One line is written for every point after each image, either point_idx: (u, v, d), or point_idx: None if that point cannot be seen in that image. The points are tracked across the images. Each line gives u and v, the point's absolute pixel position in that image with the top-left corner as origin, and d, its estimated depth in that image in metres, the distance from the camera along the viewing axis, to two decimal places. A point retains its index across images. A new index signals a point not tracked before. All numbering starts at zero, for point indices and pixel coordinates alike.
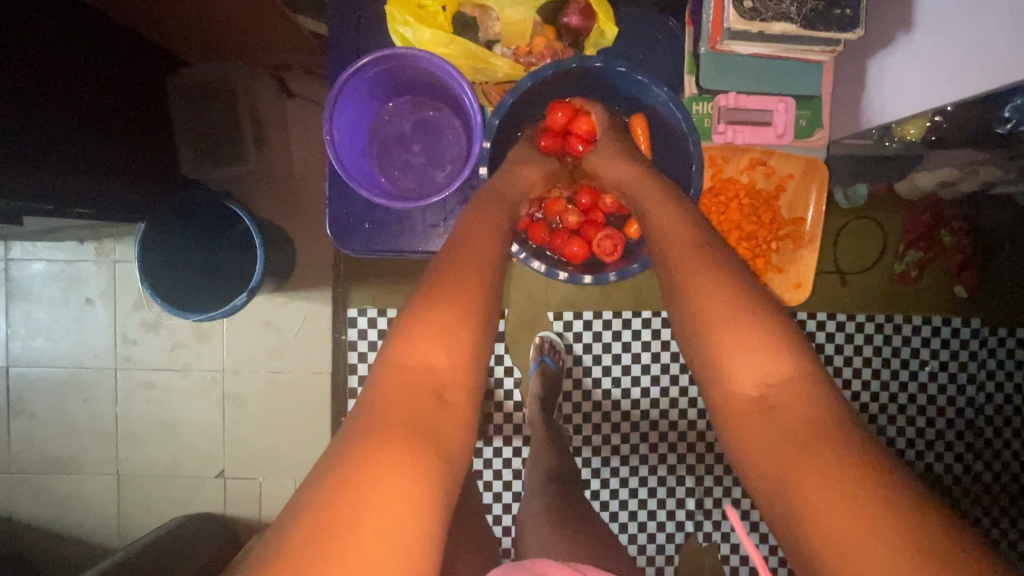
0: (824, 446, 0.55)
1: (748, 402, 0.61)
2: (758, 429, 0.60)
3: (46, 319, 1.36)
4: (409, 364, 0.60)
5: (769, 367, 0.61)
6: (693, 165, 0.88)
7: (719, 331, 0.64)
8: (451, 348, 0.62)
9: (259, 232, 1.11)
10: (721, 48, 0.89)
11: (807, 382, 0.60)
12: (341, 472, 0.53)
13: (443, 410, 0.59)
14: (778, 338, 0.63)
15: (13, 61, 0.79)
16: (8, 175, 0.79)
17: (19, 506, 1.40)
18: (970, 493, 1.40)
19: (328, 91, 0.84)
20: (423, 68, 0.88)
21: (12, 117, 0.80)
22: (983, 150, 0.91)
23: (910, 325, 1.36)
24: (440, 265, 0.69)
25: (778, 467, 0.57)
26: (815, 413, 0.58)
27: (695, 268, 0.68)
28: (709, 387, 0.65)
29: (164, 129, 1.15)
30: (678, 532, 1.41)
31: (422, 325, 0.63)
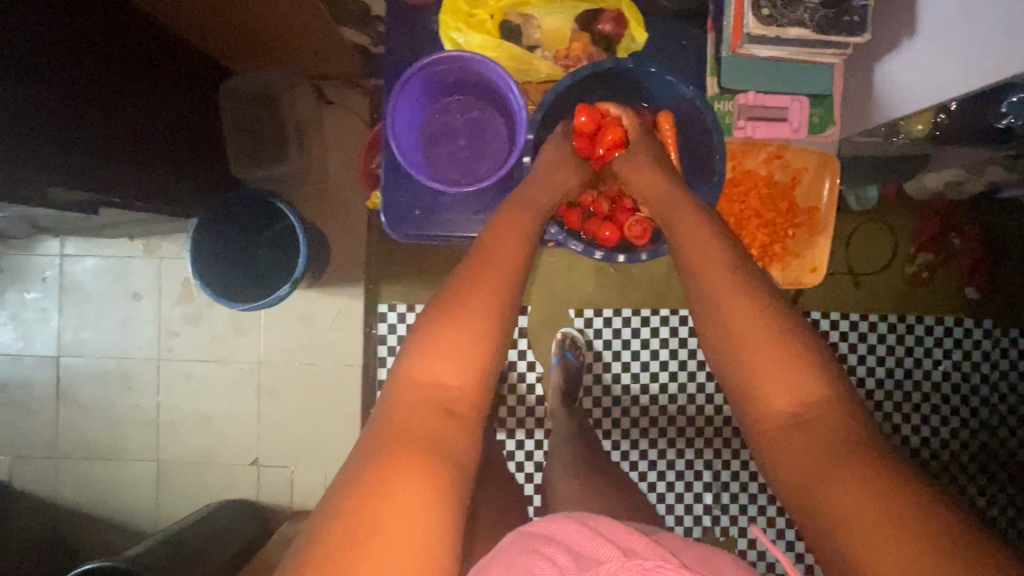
0: (855, 467, 0.57)
1: (781, 420, 0.63)
2: (791, 449, 0.61)
3: (95, 312, 1.45)
4: (422, 382, 0.65)
5: (797, 388, 0.63)
6: (716, 154, 0.95)
7: (749, 354, 0.66)
8: (461, 363, 0.66)
9: (302, 228, 1.19)
10: (741, 51, 0.97)
11: (836, 404, 0.62)
12: (359, 483, 0.57)
13: (454, 422, 0.64)
14: (811, 362, 0.64)
15: (87, 66, 0.89)
16: (81, 166, 0.88)
17: (63, 491, 1.46)
18: (987, 493, 1.41)
19: (392, 88, 0.92)
20: (473, 69, 0.97)
21: (85, 115, 0.88)
22: (989, 149, 0.97)
23: (923, 325, 1.40)
24: (454, 281, 0.71)
25: (812, 484, 0.58)
26: (845, 431, 0.60)
27: (723, 290, 0.70)
28: (740, 405, 0.67)
29: (215, 132, 1.24)
30: (696, 526, 1.43)
31: (435, 344, 0.66)
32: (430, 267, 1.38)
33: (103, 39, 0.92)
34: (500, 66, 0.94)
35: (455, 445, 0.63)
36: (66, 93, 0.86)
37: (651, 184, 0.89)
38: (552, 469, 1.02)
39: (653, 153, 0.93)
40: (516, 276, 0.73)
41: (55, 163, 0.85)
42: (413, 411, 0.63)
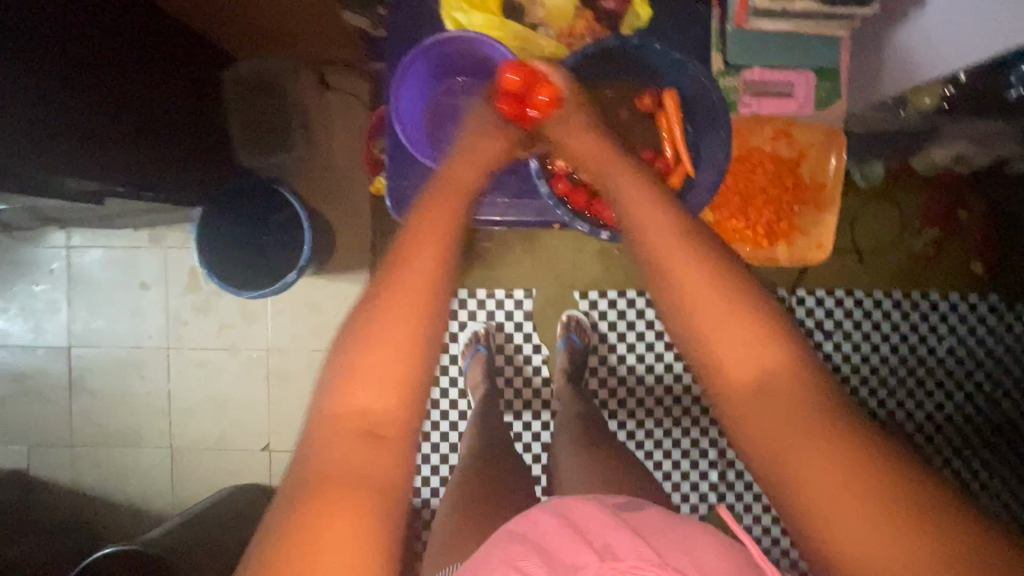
0: (820, 434, 0.54)
1: (745, 389, 0.58)
2: (756, 420, 0.57)
3: (105, 302, 1.46)
4: (346, 407, 0.56)
5: (759, 355, 0.59)
6: (722, 131, 0.96)
7: (709, 322, 0.61)
8: (386, 370, 0.57)
9: (307, 215, 1.19)
10: (746, 25, 0.97)
11: (796, 367, 0.58)
12: (284, 529, 0.49)
13: (385, 446, 0.55)
14: (771, 329, 0.60)
15: (89, 53, 0.88)
16: (88, 155, 0.88)
17: (79, 478, 1.49)
18: (992, 467, 1.41)
19: (397, 65, 0.94)
20: (480, 52, 0.96)
21: (90, 102, 0.88)
22: (997, 121, 0.96)
23: (929, 301, 1.40)
24: (375, 283, 0.61)
25: (779, 456, 0.55)
26: (809, 395, 0.57)
27: (677, 257, 0.65)
28: (702, 374, 0.62)
29: (220, 119, 1.23)
30: (702, 504, 1.45)
31: (358, 362, 0.57)
32: None
33: (105, 26, 0.91)
34: (506, 47, 0.93)
35: (386, 468, 0.54)
36: (67, 80, 0.85)
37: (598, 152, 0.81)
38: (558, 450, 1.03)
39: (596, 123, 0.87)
40: (445, 271, 0.63)
41: (60, 151, 0.84)
42: (339, 437, 0.55)
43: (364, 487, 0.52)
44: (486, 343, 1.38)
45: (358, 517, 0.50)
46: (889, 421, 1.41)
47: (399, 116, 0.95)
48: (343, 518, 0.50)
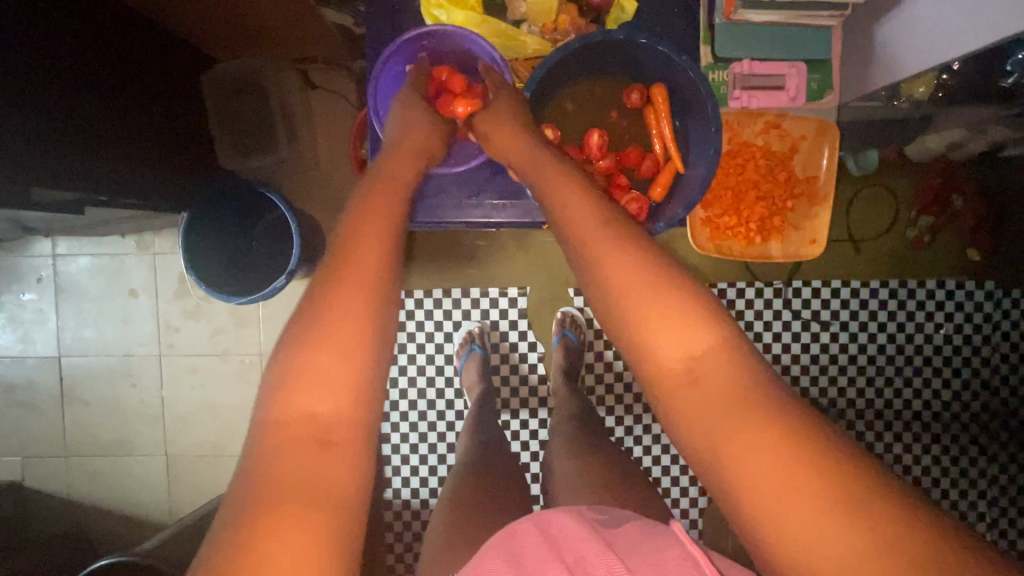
0: (752, 419, 0.52)
1: (679, 379, 0.55)
2: (692, 411, 0.55)
3: (93, 311, 1.44)
4: (290, 417, 0.53)
5: (688, 341, 0.56)
6: (711, 126, 0.92)
7: (640, 312, 0.57)
8: (332, 377, 0.54)
9: (294, 218, 1.17)
10: (734, 17, 0.95)
11: (727, 348, 0.56)
12: (239, 550, 0.47)
13: (338, 453, 0.53)
14: (703, 313, 0.57)
15: (61, 59, 0.86)
16: (61, 165, 0.86)
17: (75, 488, 1.48)
18: (988, 452, 1.42)
19: (374, 65, 0.91)
20: (459, 46, 0.93)
21: (63, 110, 0.86)
22: (991, 107, 0.94)
23: (925, 289, 1.39)
24: (315, 284, 0.58)
25: (718, 446, 0.53)
26: (740, 378, 0.54)
27: (604, 243, 0.61)
28: (635, 366, 0.59)
29: (201, 123, 1.21)
30: (701, 497, 1.45)
31: (297, 371, 0.54)
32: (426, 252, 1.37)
33: (81, 31, 0.89)
34: (485, 41, 0.90)
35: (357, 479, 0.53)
36: (41, 88, 0.82)
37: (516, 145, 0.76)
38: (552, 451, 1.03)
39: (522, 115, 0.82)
40: (388, 270, 0.60)
41: (33, 164, 0.82)
42: (290, 450, 0.52)
43: (321, 498, 0.50)
44: (480, 342, 1.35)
45: (309, 539, 0.48)
46: (886, 409, 1.42)
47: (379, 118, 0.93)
48: (297, 536, 0.48)
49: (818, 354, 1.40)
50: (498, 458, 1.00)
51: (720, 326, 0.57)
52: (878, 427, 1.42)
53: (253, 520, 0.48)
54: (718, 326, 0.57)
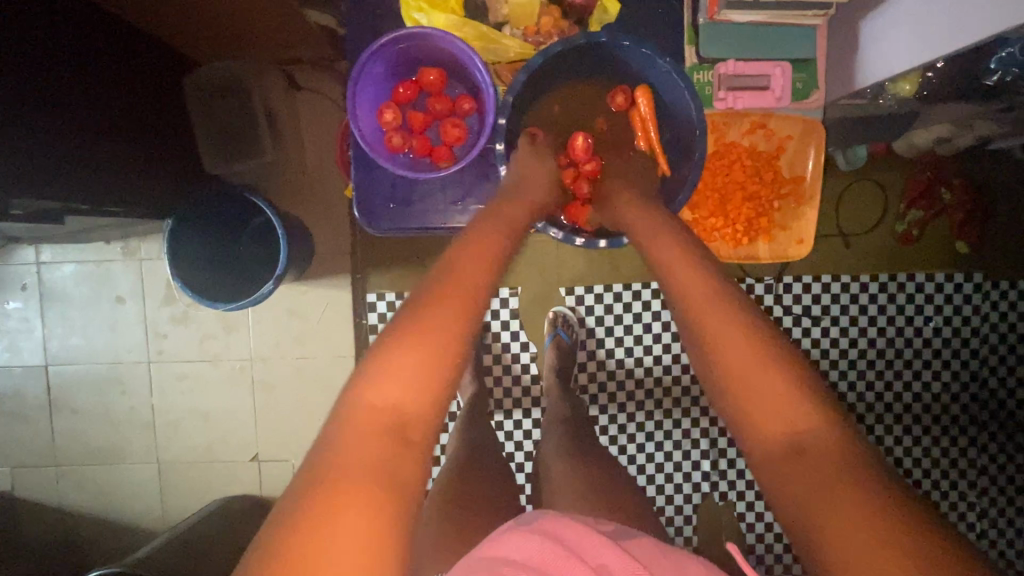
0: (855, 496, 0.52)
1: (778, 445, 0.58)
2: (793, 482, 0.56)
3: (80, 318, 1.42)
4: (367, 408, 0.56)
5: (795, 416, 0.58)
6: (698, 130, 0.93)
7: (744, 376, 0.62)
8: (418, 382, 0.58)
9: (281, 223, 1.16)
10: (719, 18, 0.94)
11: (837, 430, 0.57)
12: (305, 508, 0.50)
13: (411, 451, 0.55)
14: (808, 388, 0.60)
15: (41, 68, 0.85)
16: (45, 174, 0.85)
17: (65, 497, 1.47)
18: (979, 444, 1.43)
19: (350, 69, 0.88)
20: (437, 46, 0.91)
21: (46, 120, 0.85)
22: (976, 104, 0.95)
23: (914, 283, 1.39)
24: (419, 291, 0.65)
25: (814, 516, 0.53)
26: (850, 459, 0.55)
27: (712, 310, 0.67)
28: (738, 430, 0.62)
29: (184, 127, 1.19)
30: (695, 493, 1.46)
31: (384, 364, 0.58)
32: (415, 254, 1.36)
33: (52, 36, 0.87)
34: (464, 41, 0.89)
35: (411, 475, 0.54)
36: (19, 97, 0.81)
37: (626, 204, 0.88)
38: (547, 453, 1.01)
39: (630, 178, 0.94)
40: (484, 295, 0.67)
41: (17, 175, 0.81)
42: (366, 430, 0.55)
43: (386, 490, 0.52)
44: None
45: (369, 522, 0.50)
46: (876, 403, 1.43)
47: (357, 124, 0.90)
48: (358, 513, 0.50)
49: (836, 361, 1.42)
50: (490, 462, 1.00)
51: (831, 408, 0.59)
52: (869, 420, 1.44)
53: (320, 491, 0.51)
54: (827, 406, 0.59)
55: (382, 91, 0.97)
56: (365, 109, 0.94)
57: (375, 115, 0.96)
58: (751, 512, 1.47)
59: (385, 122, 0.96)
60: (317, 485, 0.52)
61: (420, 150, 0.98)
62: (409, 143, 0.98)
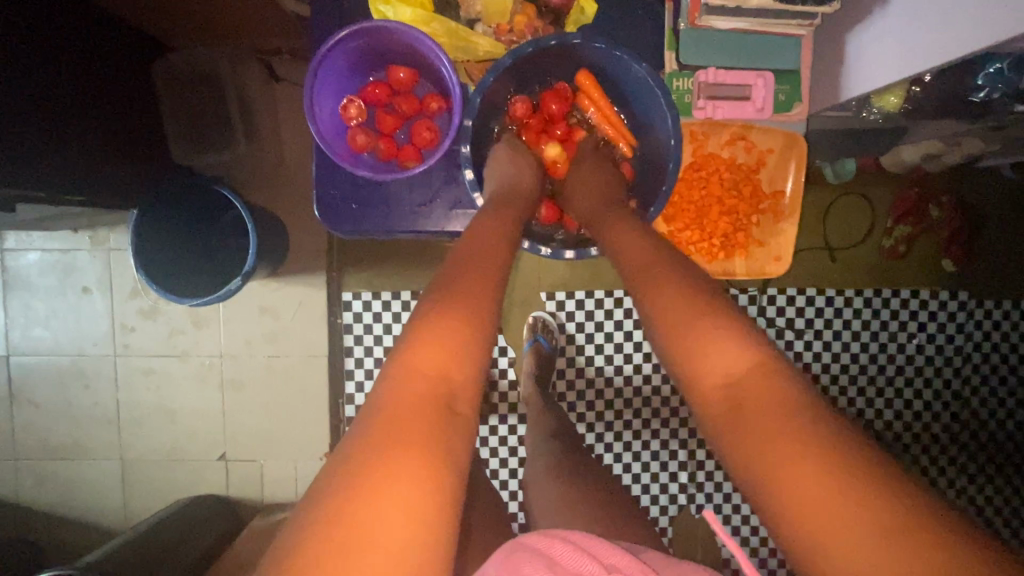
0: (791, 427, 0.51)
1: (717, 398, 0.57)
2: (732, 426, 0.55)
3: (44, 309, 1.38)
4: (418, 372, 0.57)
5: (732, 360, 0.57)
6: (671, 140, 0.90)
7: (681, 325, 0.61)
8: (460, 354, 0.59)
9: (251, 216, 1.11)
10: (699, 23, 0.90)
11: (771, 368, 0.56)
12: (358, 465, 0.50)
13: (454, 422, 0.55)
14: (742, 335, 0.59)
15: (8, 49, 0.81)
16: (8, 160, 0.82)
17: (25, 492, 1.42)
18: (957, 462, 1.42)
19: (308, 63, 0.84)
20: (402, 42, 0.88)
21: (8, 103, 0.82)
22: (962, 122, 0.93)
23: (898, 299, 1.38)
24: (455, 265, 0.68)
25: (753, 458, 0.52)
26: (788, 398, 0.53)
27: (657, 271, 0.68)
28: (681, 384, 0.61)
29: (153, 116, 1.15)
30: (672, 504, 1.44)
31: (433, 327, 0.60)
32: (393, 253, 1.32)
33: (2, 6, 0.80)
34: (430, 38, 0.85)
35: (451, 447, 0.54)
36: None
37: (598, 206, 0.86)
38: (536, 473, 1.01)
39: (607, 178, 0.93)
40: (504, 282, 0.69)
41: None
42: (417, 393, 0.55)
43: (435, 460, 0.52)
44: None
45: (416, 492, 0.49)
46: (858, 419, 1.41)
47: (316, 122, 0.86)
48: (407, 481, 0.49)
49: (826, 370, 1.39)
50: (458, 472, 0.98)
51: (764, 348, 0.58)
52: None
53: (371, 460, 0.50)
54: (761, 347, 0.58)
55: (350, 88, 0.95)
56: (330, 102, 0.92)
57: (341, 110, 0.93)
58: (728, 526, 1.45)
59: (351, 119, 0.93)
60: (373, 442, 0.52)
61: (385, 150, 0.95)
62: (374, 142, 0.95)
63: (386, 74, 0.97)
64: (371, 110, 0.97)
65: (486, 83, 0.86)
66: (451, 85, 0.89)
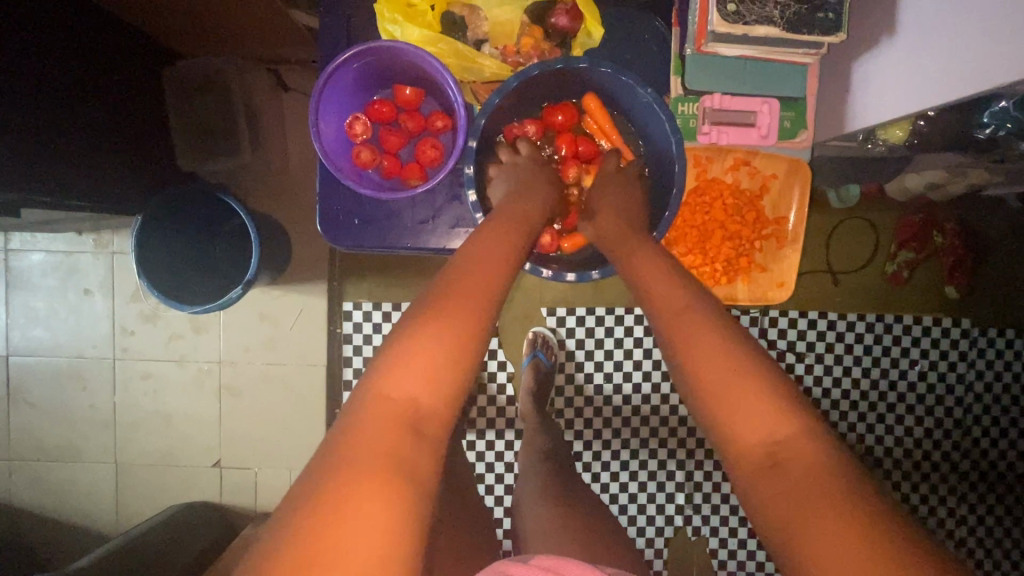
0: (829, 498, 0.52)
1: (754, 455, 0.58)
2: (769, 490, 0.56)
3: (45, 309, 1.38)
4: (383, 394, 0.57)
5: (773, 424, 0.58)
6: (676, 163, 0.90)
7: (718, 380, 0.61)
8: (433, 373, 0.58)
9: (252, 224, 1.11)
10: (705, 49, 0.90)
11: (816, 437, 0.57)
12: (326, 476, 0.51)
13: (422, 446, 0.56)
14: (778, 390, 0.60)
15: (23, 60, 0.83)
16: (15, 168, 0.83)
17: (18, 493, 1.42)
18: (958, 492, 1.40)
19: (315, 80, 0.85)
20: (409, 61, 0.89)
21: (21, 113, 0.83)
22: (967, 155, 0.93)
23: (902, 324, 1.37)
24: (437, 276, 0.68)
25: (792, 526, 0.53)
26: (824, 464, 0.55)
27: (691, 321, 0.67)
28: (714, 439, 0.62)
29: (160, 120, 1.17)
30: (668, 526, 1.42)
31: (409, 346, 0.59)
32: (392, 264, 1.32)
33: (3, 9, 0.79)
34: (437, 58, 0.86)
35: (420, 469, 0.54)
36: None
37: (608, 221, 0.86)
38: (523, 495, 1.00)
39: (623, 190, 0.91)
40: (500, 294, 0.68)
41: None
42: (383, 413, 0.56)
43: (394, 487, 0.52)
44: None
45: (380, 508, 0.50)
46: (857, 445, 1.40)
47: (320, 138, 0.86)
48: (369, 496, 0.50)
49: (840, 401, 1.39)
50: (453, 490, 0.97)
51: (808, 415, 0.59)
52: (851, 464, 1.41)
53: (341, 470, 0.52)
54: (800, 409, 0.59)
55: (357, 104, 0.96)
56: (335, 118, 0.93)
57: (346, 127, 0.94)
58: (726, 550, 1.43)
59: (355, 135, 0.94)
60: (338, 458, 0.53)
61: (389, 168, 0.96)
62: (378, 159, 0.95)
63: (392, 92, 0.98)
64: (376, 127, 0.97)
65: (495, 102, 0.87)
66: (456, 105, 0.89)
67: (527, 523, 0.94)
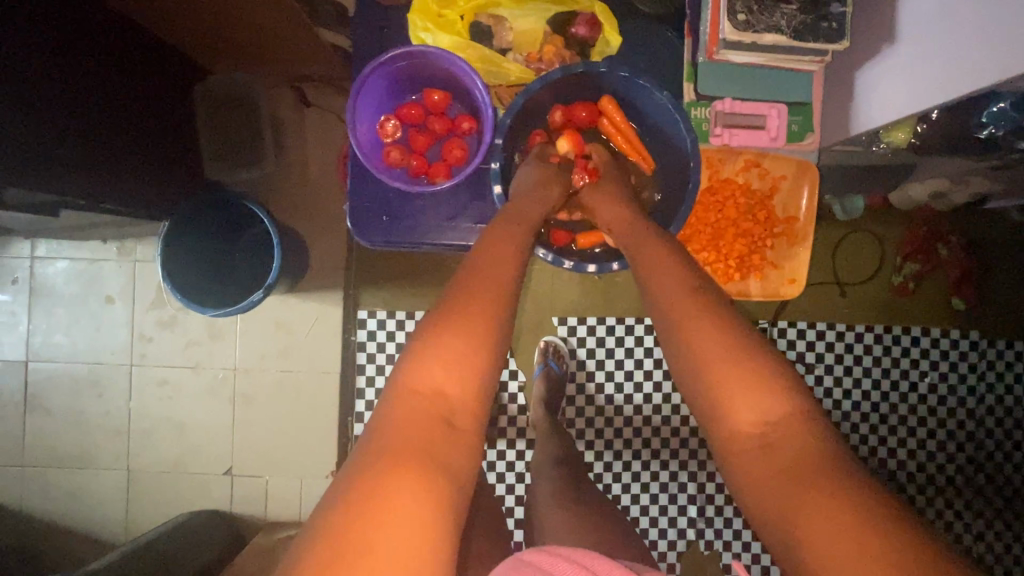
0: (816, 477, 0.55)
1: (747, 440, 0.60)
2: (760, 470, 0.59)
3: (66, 316, 1.41)
4: (413, 391, 0.60)
5: (764, 405, 0.61)
6: (691, 162, 0.95)
7: (713, 361, 0.64)
8: (462, 368, 0.62)
9: (274, 230, 1.15)
10: (716, 57, 0.95)
11: (803, 416, 0.60)
12: (362, 478, 0.53)
13: (451, 437, 0.59)
14: (774, 376, 0.62)
15: (69, 68, 0.89)
16: (55, 168, 0.87)
17: (29, 500, 1.42)
18: (973, 507, 1.38)
19: (352, 81, 0.90)
20: (440, 66, 0.94)
21: (64, 117, 0.88)
22: (969, 159, 0.96)
23: (910, 335, 1.38)
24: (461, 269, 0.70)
25: (783, 504, 0.55)
26: (812, 447, 0.57)
27: (686, 309, 0.68)
28: (710, 428, 0.64)
29: (189, 131, 1.22)
30: (680, 540, 1.41)
31: (439, 344, 0.62)
32: (408, 274, 1.35)
33: (53, 21, 0.86)
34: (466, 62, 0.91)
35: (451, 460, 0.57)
36: (43, 95, 0.85)
37: (620, 215, 0.87)
38: (538, 498, 1.00)
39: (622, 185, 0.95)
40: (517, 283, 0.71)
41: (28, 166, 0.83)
42: (415, 409, 0.59)
43: (432, 481, 0.55)
44: None
45: (414, 498, 0.53)
46: (870, 458, 1.39)
47: (355, 135, 0.92)
48: (404, 489, 0.53)
49: (849, 414, 1.39)
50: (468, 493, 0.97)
51: (800, 394, 0.62)
52: None
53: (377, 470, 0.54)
54: (793, 394, 0.61)
55: (388, 107, 1.01)
56: (369, 119, 0.98)
57: (378, 127, 0.99)
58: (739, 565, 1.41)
59: (386, 135, 0.99)
60: (375, 459, 0.55)
61: (417, 167, 1.00)
62: (407, 159, 0.99)
63: (421, 97, 1.03)
64: (405, 129, 1.02)
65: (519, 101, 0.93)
66: (483, 106, 0.94)
67: (543, 525, 0.95)
